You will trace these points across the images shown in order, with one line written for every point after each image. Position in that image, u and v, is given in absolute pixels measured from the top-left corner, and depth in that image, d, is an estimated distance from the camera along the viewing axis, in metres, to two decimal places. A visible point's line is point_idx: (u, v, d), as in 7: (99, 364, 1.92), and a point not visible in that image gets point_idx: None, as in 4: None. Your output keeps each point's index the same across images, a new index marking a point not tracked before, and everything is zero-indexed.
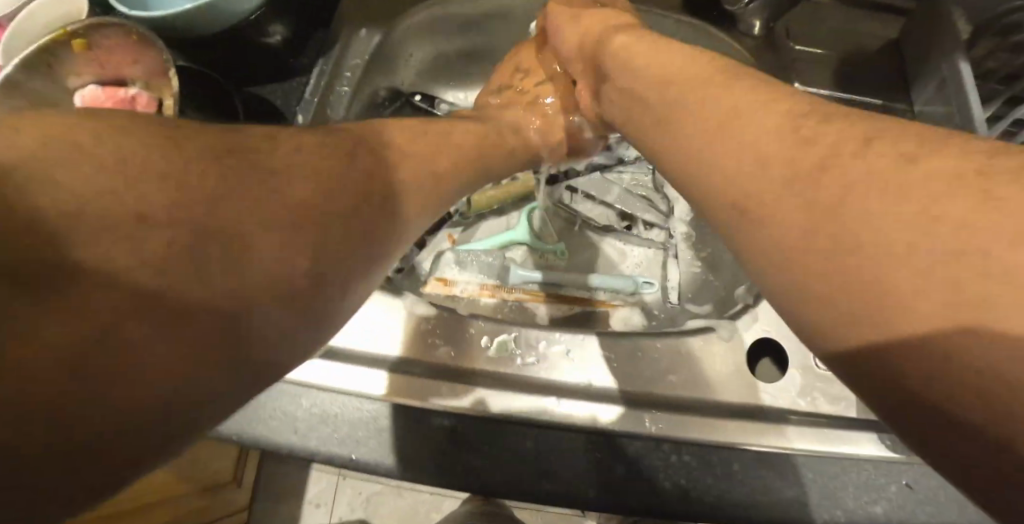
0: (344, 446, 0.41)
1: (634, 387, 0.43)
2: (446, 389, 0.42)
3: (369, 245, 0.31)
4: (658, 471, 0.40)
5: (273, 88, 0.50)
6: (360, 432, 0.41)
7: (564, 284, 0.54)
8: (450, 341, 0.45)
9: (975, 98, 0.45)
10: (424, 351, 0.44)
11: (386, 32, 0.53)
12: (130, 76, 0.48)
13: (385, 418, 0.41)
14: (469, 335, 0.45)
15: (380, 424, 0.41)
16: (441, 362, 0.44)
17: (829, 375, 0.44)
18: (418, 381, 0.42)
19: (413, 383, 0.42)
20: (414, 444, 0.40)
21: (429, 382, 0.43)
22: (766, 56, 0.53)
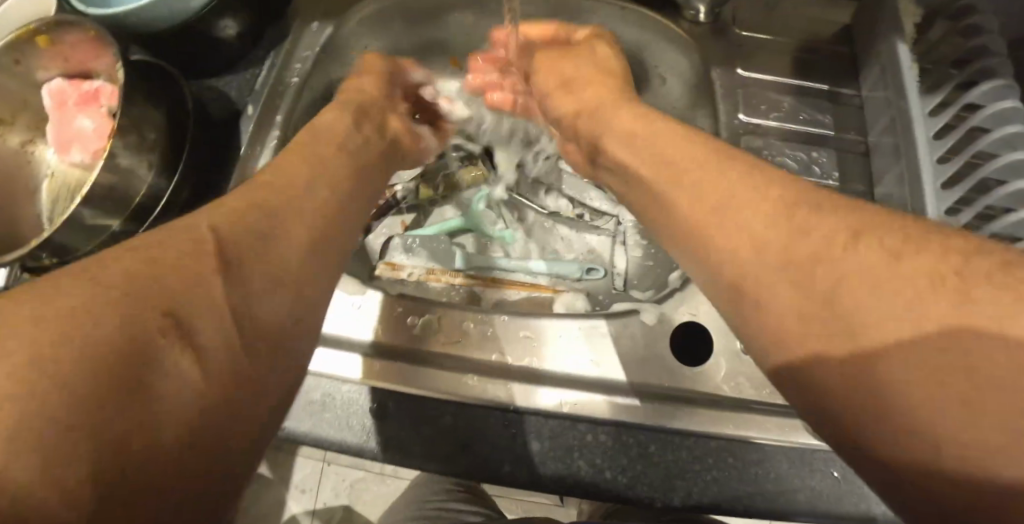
0: (331, 430, 0.42)
1: (557, 369, 0.44)
2: (410, 375, 0.43)
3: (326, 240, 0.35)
4: (577, 449, 0.41)
5: (228, 80, 0.54)
6: (346, 413, 0.42)
7: (512, 270, 0.55)
8: (407, 328, 0.45)
9: (911, 87, 0.44)
10: (389, 338, 0.45)
11: (337, 25, 0.55)
12: (95, 71, 0.51)
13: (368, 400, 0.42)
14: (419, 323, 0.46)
15: (366, 405, 0.42)
16: (404, 347, 0.45)
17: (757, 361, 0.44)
18: (379, 367, 0.43)
19: (377, 369, 0.43)
20: (377, 424, 0.41)
21: (392, 366, 0.43)
22: (714, 44, 0.53)
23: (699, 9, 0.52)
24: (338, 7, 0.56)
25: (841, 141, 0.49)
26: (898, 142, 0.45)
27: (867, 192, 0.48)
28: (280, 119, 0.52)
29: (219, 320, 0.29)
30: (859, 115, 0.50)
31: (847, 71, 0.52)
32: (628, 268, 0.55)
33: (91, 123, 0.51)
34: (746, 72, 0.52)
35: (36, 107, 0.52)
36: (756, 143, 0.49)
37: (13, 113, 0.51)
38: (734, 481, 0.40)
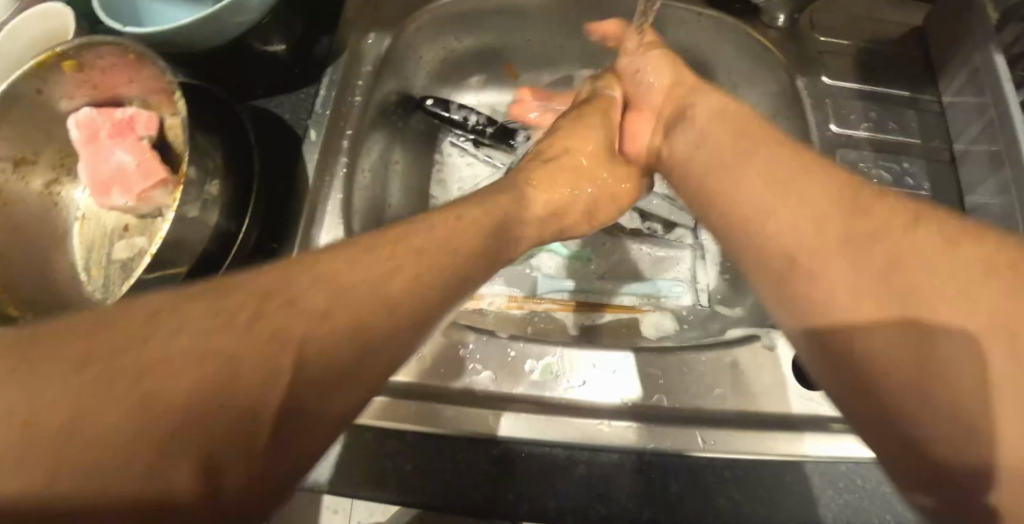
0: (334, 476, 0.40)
1: (685, 404, 0.42)
2: (448, 417, 0.41)
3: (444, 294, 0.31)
4: (713, 487, 0.40)
5: (281, 100, 0.48)
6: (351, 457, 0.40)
7: (592, 292, 0.53)
8: (453, 365, 0.43)
9: (1011, 92, 0.44)
10: (429, 378, 0.43)
11: (397, 35, 0.50)
12: (127, 95, 0.45)
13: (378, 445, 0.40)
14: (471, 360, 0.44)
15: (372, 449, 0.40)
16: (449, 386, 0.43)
17: None
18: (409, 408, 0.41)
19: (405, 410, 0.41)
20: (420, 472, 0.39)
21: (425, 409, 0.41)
22: (792, 50, 0.52)
23: (778, 15, 0.51)
24: (394, 15, 0.51)
25: (927, 149, 0.49)
26: (997, 151, 0.45)
27: (957, 201, 0.48)
28: (347, 144, 0.47)
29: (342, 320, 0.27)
30: (939, 121, 0.51)
31: (924, 75, 0.52)
32: (713, 285, 0.54)
33: (130, 157, 0.44)
34: (830, 80, 0.51)
35: (60, 140, 0.46)
36: (851, 155, 0.48)
37: (34, 150, 0.44)
38: (868, 505, 0.40)
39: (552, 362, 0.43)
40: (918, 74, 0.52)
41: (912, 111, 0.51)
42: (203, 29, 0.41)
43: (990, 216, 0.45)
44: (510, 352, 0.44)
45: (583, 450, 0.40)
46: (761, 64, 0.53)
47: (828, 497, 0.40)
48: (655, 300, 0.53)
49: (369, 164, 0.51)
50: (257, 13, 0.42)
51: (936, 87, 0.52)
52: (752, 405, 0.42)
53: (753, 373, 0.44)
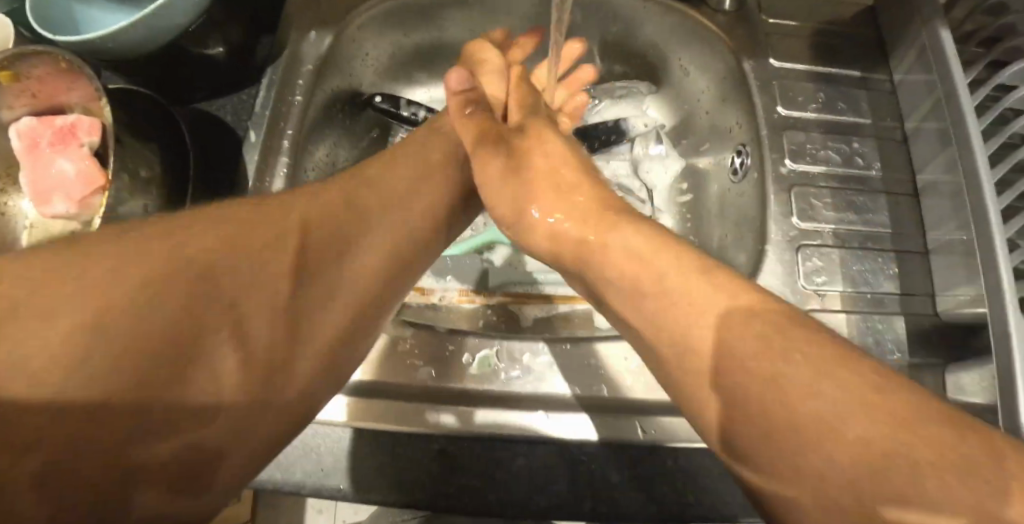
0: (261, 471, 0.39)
1: (627, 396, 0.42)
2: (389, 413, 0.40)
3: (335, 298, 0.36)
4: (656, 478, 0.39)
5: (221, 103, 0.49)
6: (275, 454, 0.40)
7: (545, 283, 0.53)
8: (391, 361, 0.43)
9: (956, 69, 0.43)
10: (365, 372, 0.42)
11: (337, 34, 0.51)
12: (67, 103, 0.45)
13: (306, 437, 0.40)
14: (408, 356, 0.43)
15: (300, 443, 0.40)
16: (385, 380, 0.42)
17: None
18: (366, 406, 0.40)
19: (360, 408, 0.40)
20: (355, 470, 0.39)
21: (363, 406, 0.40)
22: (741, 35, 0.51)
23: None
24: (334, 14, 0.51)
25: (877, 129, 0.49)
26: (944, 129, 0.44)
27: (909, 180, 0.48)
28: (287, 143, 0.48)
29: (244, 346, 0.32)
30: (891, 100, 0.50)
31: (875, 55, 0.51)
32: None
33: (70, 165, 0.44)
34: (778, 62, 0.50)
35: (5, 150, 0.46)
36: (796, 138, 0.47)
37: None
38: None
39: (490, 356, 0.43)
40: (869, 53, 0.51)
41: (861, 91, 0.50)
42: (131, 35, 0.41)
43: (938, 195, 0.45)
44: (448, 345, 0.44)
45: (522, 441, 0.40)
46: (707, 50, 0.52)
47: None
48: None
49: (314, 163, 0.51)
50: (189, 19, 0.43)
51: (888, 66, 0.51)
52: None
53: None
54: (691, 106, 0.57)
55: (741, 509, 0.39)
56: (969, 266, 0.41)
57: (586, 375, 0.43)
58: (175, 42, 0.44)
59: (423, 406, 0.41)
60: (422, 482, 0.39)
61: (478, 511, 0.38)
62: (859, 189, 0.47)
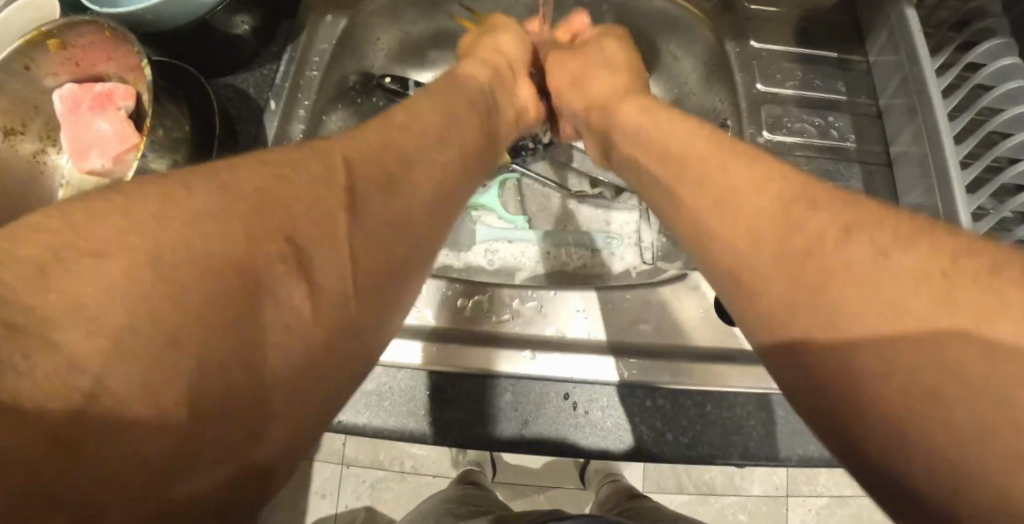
0: None
1: (609, 337, 0.45)
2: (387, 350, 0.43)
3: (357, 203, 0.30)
4: (637, 415, 0.42)
5: (244, 77, 0.53)
6: None
7: (534, 246, 0.56)
8: None
9: (922, 48, 0.47)
10: None
11: (352, 17, 0.55)
12: (106, 73, 0.50)
13: None
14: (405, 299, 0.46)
15: None
16: None
17: None
18: None
19: None
20: (352, 398, 0.42)
21: None
22: (725, 20, 0.54)
23: None
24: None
25: (853, 106, 0.52)
26: (912, 102, 0.47)
27: (882, 151, 0.51)
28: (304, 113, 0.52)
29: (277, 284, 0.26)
30: (868, 80, 0.53)
31: (852, 38, 0.55)
32: (656, 242, 0.55)
33: (109, 127, 0.49)
34: (758, 44, 0.53)
35: (46, 113, 0.51)
36: (773, 112, 0.51)
37: (22, 122, 0.50)
38: (786, 434, 0.42)
39: (481, 300, 0.46)
40: (845, 37, 0.55)
41: (839, 72, 0.53)
42: (168, 10, 0.45)
43: (908, 163, 0.48)
44: (444, 290, 0.47)
45: (506, 376, 0.43)
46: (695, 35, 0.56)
47: (738, 420, 0.42)
48: (596, 253, 0.55)
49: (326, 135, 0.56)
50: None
51: (863, 48, 0.54)
52: (670, 335, 0.45)
53: (674, 305, 0.46)
54: (680, 89, 0.61)
55: (714, 443, 0.42)
56: None
57: (570, 319, 0.46)
58: (209, 18, 0.48)
59: (417, 341, 0.44)
60: (414, 413, 0.42)
61: (465, 441, 0.41)
62: (833, 158, 0.50)
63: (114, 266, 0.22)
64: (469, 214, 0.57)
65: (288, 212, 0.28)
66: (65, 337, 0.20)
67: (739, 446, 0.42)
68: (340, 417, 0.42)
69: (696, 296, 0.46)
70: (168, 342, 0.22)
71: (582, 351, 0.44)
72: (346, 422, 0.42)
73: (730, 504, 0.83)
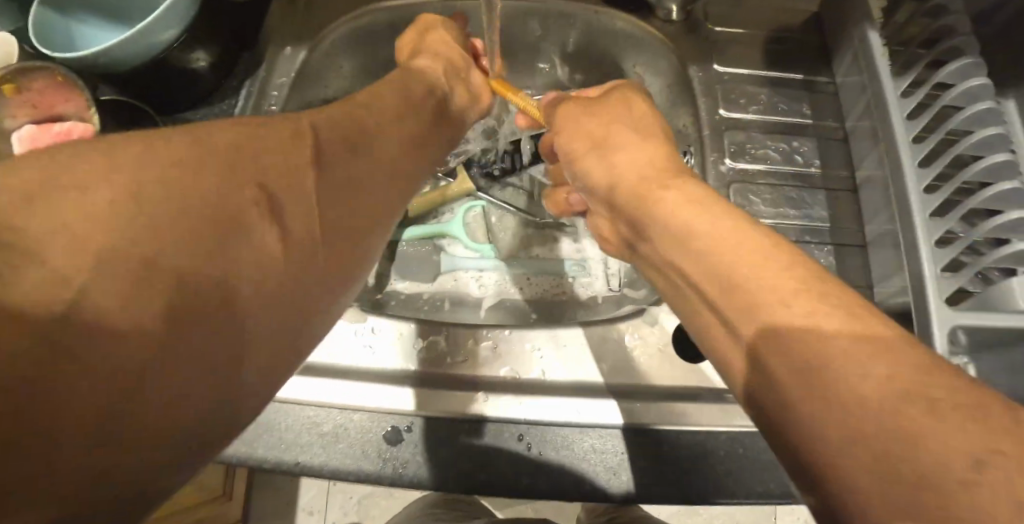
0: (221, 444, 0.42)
1: (566, 378, 0.45)
2: (345, 394, 0.43)
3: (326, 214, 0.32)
4: (593, 455, 0.42)
5: (204, 112, 0.53)
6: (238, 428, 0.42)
7: (501, 276, 0.56)
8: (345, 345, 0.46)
9: (884, 72, 0.46)
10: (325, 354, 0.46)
11: (312, 48, 0.55)
12: (64, 112, 0.49)
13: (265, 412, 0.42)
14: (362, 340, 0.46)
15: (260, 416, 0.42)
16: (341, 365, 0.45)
17: None
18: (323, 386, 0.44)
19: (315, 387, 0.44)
20: (311, 442, 0.42)
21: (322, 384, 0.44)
22: (688, 43, 0.53)
23: (671, 8, 0.53)
24: (309, 30, 0.55)
25: (820, 129, 0.51)
26: (876, 127, 0.46)
27: (848, 176, 0.50)
28: None
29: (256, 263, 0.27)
30: (834, 102, 0.52)
31: (819, 58, 0.54)
32: (622, 269, 0.55)
33: None
34: (722, 68, 0.53)
35: (7, 156, 0.51)
36: (738, 138, 0.50)
37: None
38: (747, 474, 0.42)
39: (438, 340, 0.46)
40: (811, 58, 0.54)
41: (805, 95, 0.52)
42: (121, 51, 0.45)
43: (872, 190, 0.47)
44: (404, 331, 0.46)
45: (461, 418, 0.43)
46: (659, 57, 0.55)
47: (695, 460, 0.42)
48: (563, 280, 0.55)
49: None
50: (172, 36, 0.47)
51: (830, 69, 0.53)
52: (628, 374, 0.45)
53: (631, 343, 0.46)
54: None
55: (671, 484, 0.42)
56: (897, 256, 0.43)
57: (525, 360, 0.46)
58: (164, 58, 0.47)
59: (374, 383, 0.44)
60: (371, 457, 0.42)
61: (422, 484, 0.41)
62: (798, 185, 0.49)
63: (83, 236, 0.22)
64: (434, 243, 0.57)
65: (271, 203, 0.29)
66: (46, 284, 0.21)
67: (698, 486, 0.41)
68: (295, 460, 0.42)
69: (653, 334, 0.46)
70: (135, 310, 0.22)
71: (539, 394, 0.44)
72: (303, 466, 0.42)
73: (717, 515, 0.82)
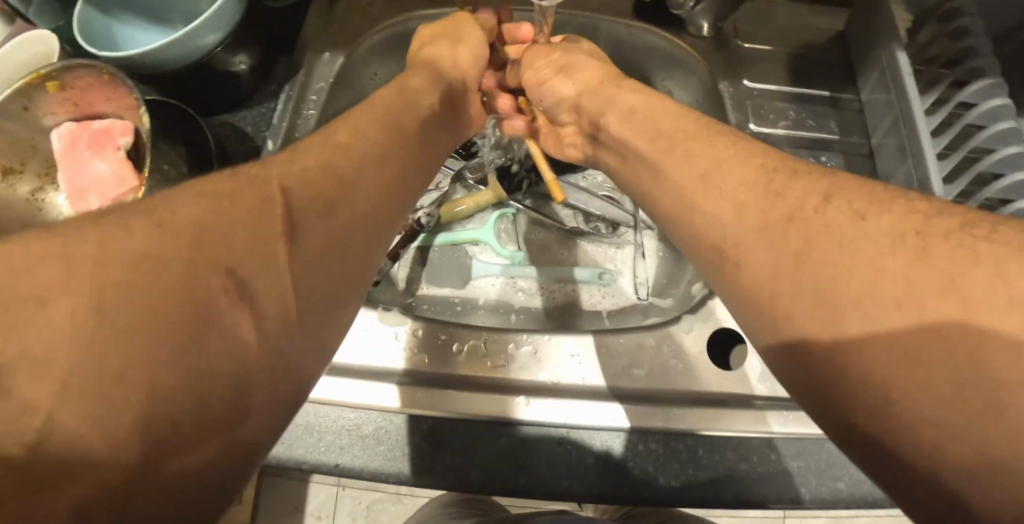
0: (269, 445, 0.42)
1: (603, 383, 0.45)
2: (389, 399, 0.44)
3: (347, 200, 0.33)
4: (631, 460, 0.43)
5: (242, 115, 0.53)
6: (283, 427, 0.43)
7: (532, 282, 0.56)
8: (383, 349, 0.46)
9: (912, 91, 0.47)
10: (368, 356, 0.46)
11: (349, 54, 0.56)
12: (105, 111, 0.50)
13: (310, 412, 0.43)
14: (399, 343, 0.46)
15: (306, 417, 0.43)
16: (381, 368, 0.46)
17: None
18: (364, 389, 0.44)
19: (358, 390, 0.44)
20: (355, 445, 0.42)
21: (365, 385, 0.44)
22: (719, 58, 0.55)
23: (703, 25, 0.54)
24: (346, 37, 0.56)
25: (845, 145, 0.53)
26: (903, 144, 0.48)
27: None
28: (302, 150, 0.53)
29: (285, 256, 0.29)
30: (860, 118, 0.54)
31: (844, 76, 0.55)
32: (651, 277, 0.56)
33: (106, 165, 0.49)
34: (751, 83, 0.54)
35: (45, 152, 0.52)
36: None
37: (21, 161, 0.50)
38: (780, 479, 0.43)
39: (477, 344, 0.47)
40: (838, 76, 0.55)
41: (831, 111, 0.54)
42: (167, 53, 0.46)
43: None
44: (440, 334, 0.47)
45: (503, 422, 0.43)
46: (690, 71, 0.56)
47: (729, 466, 0.43)
48: (593, 288, 0.56)
49: None
50: (218, 38, 0.48)
51: (856, 86, 0.55)
52: (661, 381, 0.46)
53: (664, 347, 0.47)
54: None
55: (707, 489, 0.42)
56: None
57: (562, 363, 0.46)
58: (208, 60, 0.48)
59: (413, 388, 0.44)
60: (412, 461, 0.42)
61: (463, 486, 0.42)
62: None
63: None
64: (465, 249, 0.58)
65: (278, 196, 0.30)
66: None
67: (734, 491, 0.42)
68: (339, 460, 0.42)
69: (684, 340, 0.47)
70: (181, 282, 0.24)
71: (579, 398, 0.44)
72: (348, 469, 0.42)
73: None
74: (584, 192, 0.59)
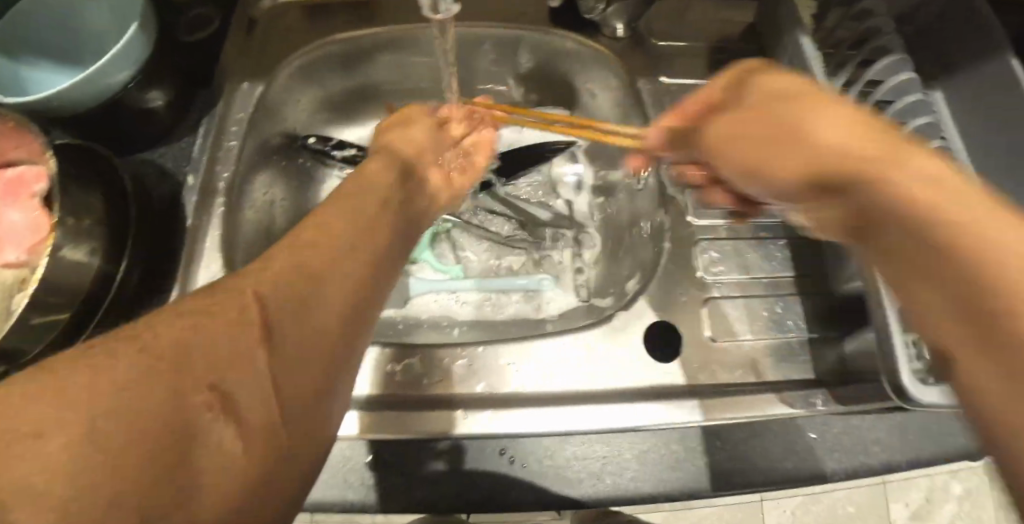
0: None
1: (542, 387, 0.45)
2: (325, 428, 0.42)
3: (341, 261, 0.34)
4: (575, 463, 0.43)
5: (162, 151, 0.53)
6: None
7: (473, 293, 0.56)
8: None
9: (817, 73, 0.48)
10: None
11: (268, 82, 0.55)
12: (16, 159, 0.48)
13: None
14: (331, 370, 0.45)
15: None
16: None
17: (724, 346, 0.47)
18: None
19: None
20: None
21: None
22: (635, 57, 0.56)
23: (617, 26, 0.55)
24: (264, 65, 0.55)
25: None
26: None
27: None
28: (225, 182, 0.52)
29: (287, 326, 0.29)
30: None
31: None
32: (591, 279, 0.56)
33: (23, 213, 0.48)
34: (668, 79, 0.56)
35: None
36: None
37: None
38: (726, 465, 0.44)
39: (412, 362, 0.45)
40: None
41: None
42: (74, 95, 0.45)
43: None
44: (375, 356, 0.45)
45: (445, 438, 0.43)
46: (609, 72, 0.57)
47: (670, 462, 0.44)
48: (534, 294, 0.56)
49: (253, 203, 0.55)
50: (128, 75, 0.47)
51: None
52: (601, 380, 0.45)
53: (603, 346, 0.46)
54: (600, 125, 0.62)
55: (651, 485, 0.43)
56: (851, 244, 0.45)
57: (498, 372, 0.45)
58: (119, 98, 0.47)
59: (350, 414, 0.43)
60: (355, 490, 0.42)
61: (409, 508, 0.42)
62: None
63: None
64: (403, 268, 0.57)
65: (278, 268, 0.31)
66: None
67: (679, 483, 0.43)
68: None
69: (621, 336, 0.47)
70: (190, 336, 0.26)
71: (521, 406, 0.43)
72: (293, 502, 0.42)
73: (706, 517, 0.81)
74: (519, 201, 0.60)
